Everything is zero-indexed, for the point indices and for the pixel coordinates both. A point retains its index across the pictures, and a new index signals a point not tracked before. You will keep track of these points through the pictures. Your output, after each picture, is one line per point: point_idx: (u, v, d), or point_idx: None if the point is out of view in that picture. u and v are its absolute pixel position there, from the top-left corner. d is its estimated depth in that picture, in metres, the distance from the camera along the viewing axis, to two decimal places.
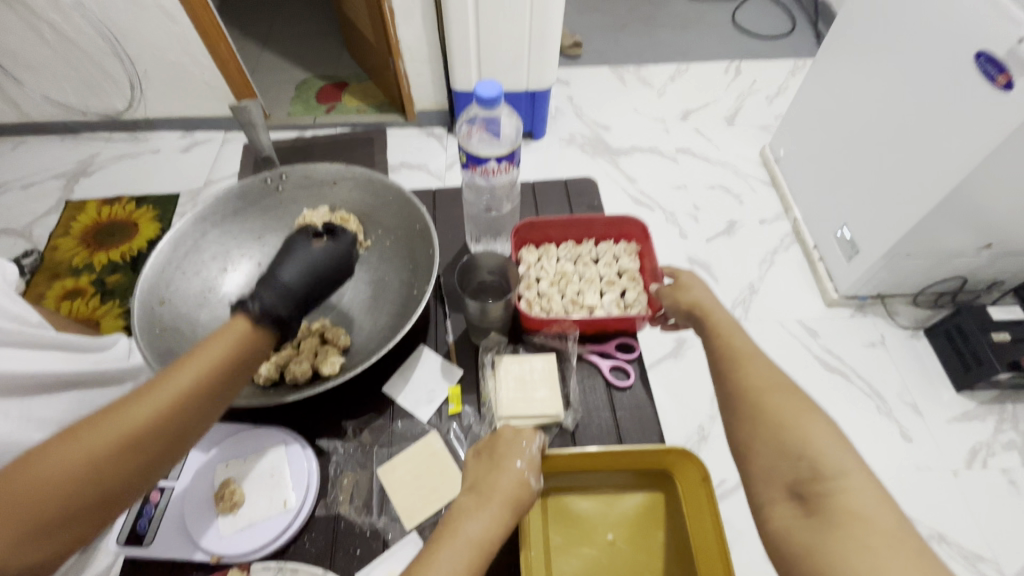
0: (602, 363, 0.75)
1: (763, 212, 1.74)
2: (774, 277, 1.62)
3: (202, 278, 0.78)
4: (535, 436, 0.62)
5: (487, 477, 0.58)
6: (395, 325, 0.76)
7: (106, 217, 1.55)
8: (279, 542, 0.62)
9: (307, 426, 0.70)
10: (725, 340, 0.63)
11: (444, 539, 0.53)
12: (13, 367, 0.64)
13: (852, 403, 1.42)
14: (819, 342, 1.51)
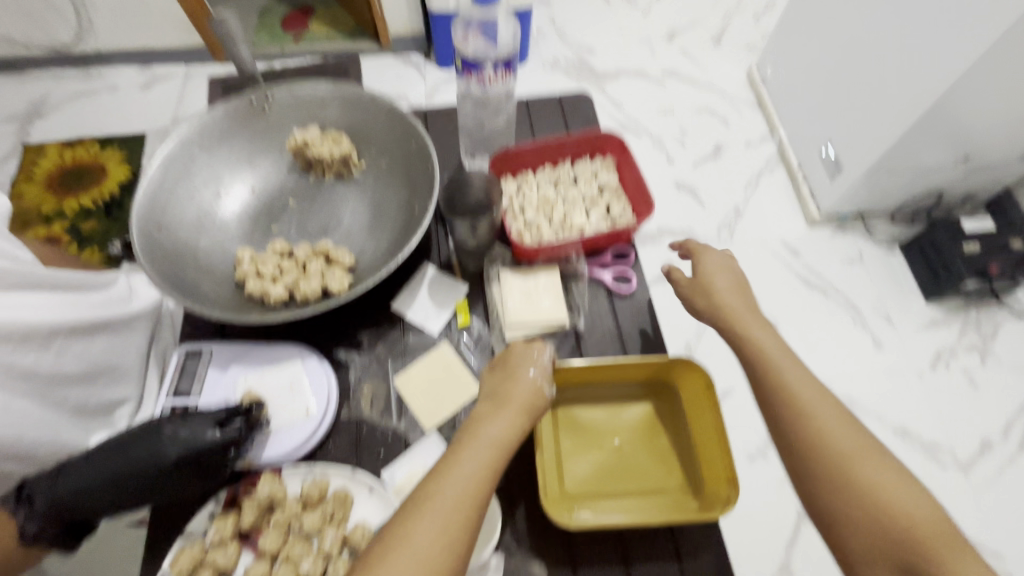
0: (605, 273, 0.77)
1: (750, 133, 1.73)
2: (759, 200, 1.64)
3: (196, 203, 0.77)
4: (544, 347, 0.65)
5: (501, 386, 0.62)
6: (398, 243, 0.77)
7: (71, 160, 1.48)
8: (307, 447, 0.65)
9: (321, 342, 0.72)
10: (763, 351, 0.64)
11: (467, 440, 0.57)
12: None
13: (830, 316, 1.49)
14: (802, 262, 1.56)
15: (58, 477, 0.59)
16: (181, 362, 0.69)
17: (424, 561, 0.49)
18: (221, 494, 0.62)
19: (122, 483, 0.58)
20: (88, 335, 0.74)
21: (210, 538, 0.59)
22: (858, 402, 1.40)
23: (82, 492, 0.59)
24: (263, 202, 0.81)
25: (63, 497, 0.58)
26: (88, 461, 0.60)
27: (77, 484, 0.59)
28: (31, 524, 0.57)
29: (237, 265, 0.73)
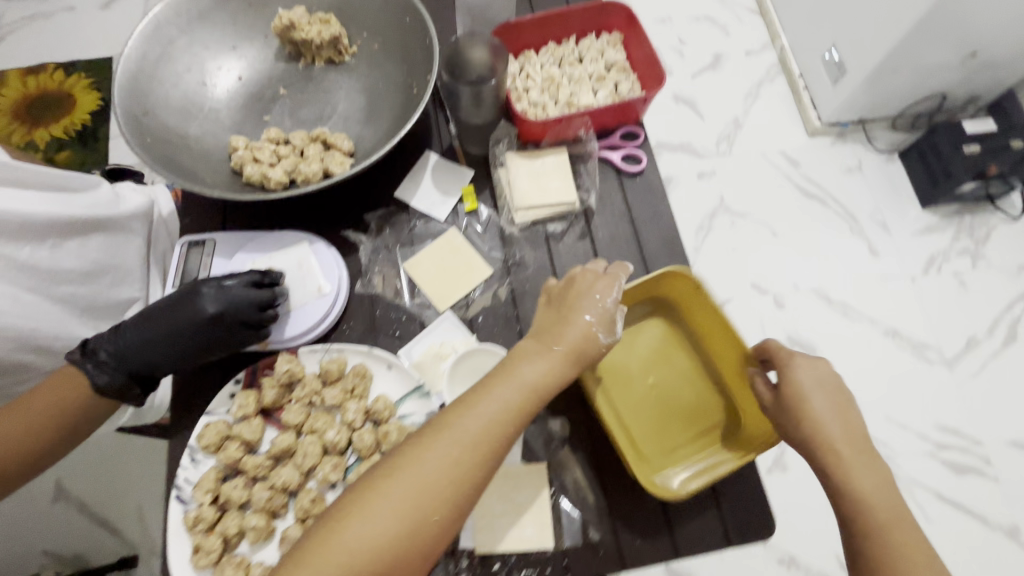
0: (614, 153, 0.75)
1: (749, 43, 1.63)
2: (759, 111, 1.56)
3: (181, 90, 0.72)
4: (613, 287, 0.60)
5: (557, 323, 0.58)
6: (399, 127, 0.73)
7: (35, 87, 1.40)
8: (322, 329, 0.65)
9: (326, 230, 0.70)
10: (866, 508, 0.53)
11: (503, 378, 0.54)
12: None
13: (825, 225, 1.45)
14: (800, 172, 1.50)
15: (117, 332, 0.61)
16: (185, 254, 0.68)
17: (426, 485, 0.49)
18: (239, 376, 0.62)
19: (177, 337, 0.60)
20: (77, 233, 0.70)
21: (234, 414, 0.60)
22: (851, 309, 1.38)
23: (141, 344, 0.60)
24: (252, 90, 0.76)
25: (129, 349, 0.60)
26: (148, 319, 0.61)
27: (140, 337, 0.60)
28: (100, 375, 0.60)
29: (231, 154, 0.70)
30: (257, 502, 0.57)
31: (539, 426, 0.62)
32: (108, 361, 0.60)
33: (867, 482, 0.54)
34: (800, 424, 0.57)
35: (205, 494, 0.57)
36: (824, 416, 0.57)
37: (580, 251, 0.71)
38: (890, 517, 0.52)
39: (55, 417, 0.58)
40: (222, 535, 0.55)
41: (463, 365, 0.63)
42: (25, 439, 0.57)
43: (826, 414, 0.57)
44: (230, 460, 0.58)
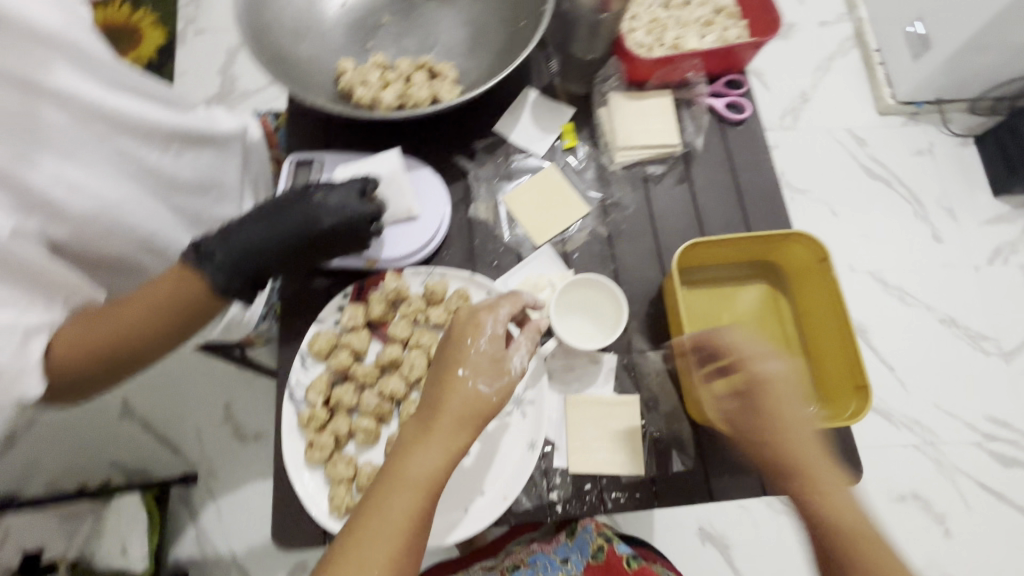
0: (717, 101, 0.74)
1: (823, 13, 1.52)
2: (829, 87, 1.45)
3: (291, 9, 0.73)
4: (485, 327, 0.54)
5: (432, 394, 0.52)
6: (504, 61, 0.73)
7: (108, 22, 1.56)
8: (426, 252, 0.67)
9: (429, 159, 0.71)
10: (841, 523, 0.51)
11: (392, 483, 0.48)
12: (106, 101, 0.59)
13: (889, 210, 1.36)
14: (865, 151, 1.40)
15: (231, 232, 0.55)
16: (293, 172, 0.68)
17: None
18: (346, 291, 0.64)
19: (304, 237, 0.57)
20: (190, 147, 0.71)
21: (343, 324, 0.62)
22: (909, 295, 1.31)
23: (265, 247, 0.55)
24: (356, 16, 0.76)
25: (246, 251, 0.55)
26: (264, 223, 0.56)
27: (259, 238, 0.55)
28: (217, 276, 0.53)
29: (339, 77, 0.71)
30: (366, 407, 0.59)
31: (636, 358, 0.64)
32: (225, 262, 0.53)
33: (837, 494, 0.52)
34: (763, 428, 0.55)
35: (318, 395, 0.59)
36: (793, 420, 0.55)
37: (677, 195, 0.71)
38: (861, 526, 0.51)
39: (167, 312, 0.52)
40: (333, 435, 0.58)
41: (568, 296, 0.63)
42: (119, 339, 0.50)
43: (796, 420, 0.55)
44: (341, 366, 0.61)
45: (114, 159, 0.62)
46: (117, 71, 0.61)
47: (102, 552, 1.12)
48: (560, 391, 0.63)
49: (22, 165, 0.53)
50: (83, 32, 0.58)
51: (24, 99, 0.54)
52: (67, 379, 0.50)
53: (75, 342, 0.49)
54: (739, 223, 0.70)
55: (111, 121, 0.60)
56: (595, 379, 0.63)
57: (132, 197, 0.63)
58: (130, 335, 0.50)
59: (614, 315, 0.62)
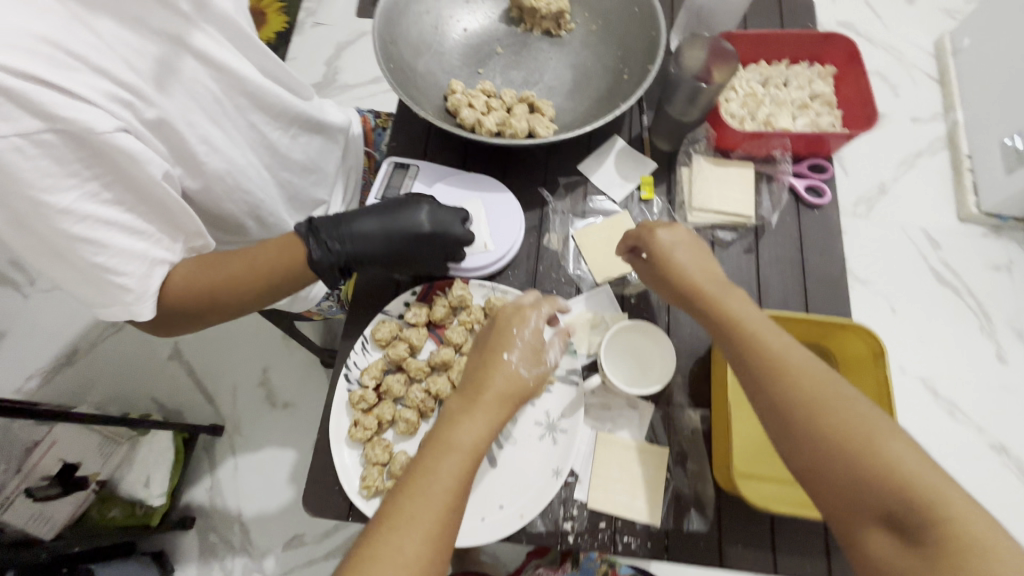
0: (799, 182, 0.76)
1: (918, 109, 1.50)
2: (912, 181, 1.43)
3: (419, 28, 0.80)
4: (530, 319, 0.59)
5: (475, 376, 0.56)
6: (602, 108, 0.77)
7: None
8: (493, 269, 0.71)
9: (512, 183, 0.76)
10: (761, 351, 0.52)
11: (440, 448, 0.50)
12: (253, 78, 0.66)
13: (953, 320, 1.32)
14: (940, 256, 1.36)
15: (341, 221, 0.67)
16: (389, 173, 0.76)
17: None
18: (415, 288, 0.69)
19: (396, 239, 0.66)
20: (302, 130, 0.78)
21: (406, 318, 0.67)
22: (960, 411, 1.25)
23: (364, 237, 0.66)
24: (475, 43, 0.83)
25: (348, 238, 0.66)
26: (367, 218, 0.67)
27: (362, 229, 0.66)
28: (317, 250, 0.64)
29: (448, 95, 0.77)
30: (411, 400, 0.64)
31: (674, 412, 0.65)
32: (330, 243, 0.65)
33: (760, 324, 0.54)
34: (672, 275, 0.61)
35: (370, 379, 0.64)
36: (694, 267, 0.60)
37: (743, 263, 0.73)
38: (788, 355, 0.51)
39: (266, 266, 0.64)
40: (377, 419, 0.63)
41: (617, 338, 0.66)
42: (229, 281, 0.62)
43: (693, 264, 0.60)
44: (397, 357, 0.65)
45: (247, 129, 0.69)
46: (261, 51, 0.68)
47: (128, 481, 1.25)
48: (593, 426, 0.65)
49: (180, 120, 0.60)
50: (243, 15, 0.66)
51: (182, 57, 0.60)
52: (177, 307, 0.61)
53: (193, 278, 0.61)
54: (800, 304, 0.71)
55: (252, 96, 0.67)
56: (629, 424, 0.65)
57: (253, 165, 0.70)
58: (234, 280, 0.62)
59: (657, 374, 0.64)
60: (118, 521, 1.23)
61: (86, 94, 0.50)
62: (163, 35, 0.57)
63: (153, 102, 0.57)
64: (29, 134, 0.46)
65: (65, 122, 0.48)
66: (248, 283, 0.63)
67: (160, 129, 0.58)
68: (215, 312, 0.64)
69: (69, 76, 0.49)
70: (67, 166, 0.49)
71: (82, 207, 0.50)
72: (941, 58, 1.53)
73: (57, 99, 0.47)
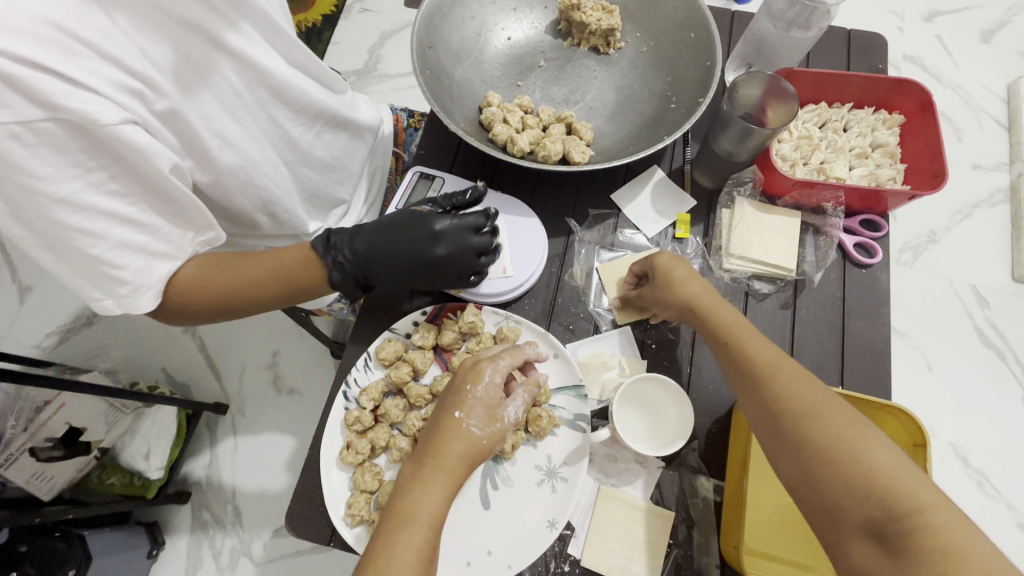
0: (849, 238, 0.70)
1: (980, 155, 1.34)
2: (966, 232, 1.26)
3: (461, 34, 0.77)
4: (484, 375, 0.56)
5: (431, 437, 0.53)
6: (643, 136, 0.73)
7: None
8: (509, 297, 0.67)
9: (539, 207, 0.73)
10: (750, 365, 0.53)
11: (400, 518, 0.48)
12: (274, 72, 0.63)
13: (995, 388, 1.14)
14: (985, 314, 1.18)
15: (361, 236, 0.63)
16: (414, 182, 0.73)
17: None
18: (425, 308, 0.66)
19: (411, 266, 0.62)
20: (328, 127, 0.75)
21: (413, 339, 0.64)
22: (990, 485, 1.11)
23: (378, 256, 0.62)
24: (518, 54, 0.79)
25: (362, 259, 0.62)
26: (383, 234, 0.63)
27: (378, 247, 0.63)
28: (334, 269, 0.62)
29: (484, 107, 0.74)
30: (408, 427, 0.61)
31: (685, 474, 0.61)
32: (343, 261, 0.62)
33: (749, 337, 0.55)
34: (672, 287, 0.60)
35: (368, 400, 0.61)
36: (692, 283, 0.60)
37: (777, 319, 0.68)
38: (775, 367, 0.52)
39: (272, 277, 0.61)
40: (371, 443, 0.60)
41: (630, 389, 0.62)
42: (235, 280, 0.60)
43: (689, 279, 0.60)
44: (399, 380, 0.62)
45: (268, 124, 0.67)
46: (291, 44, 0.66)
47: (128, 453, 1.25)
48: (596, 477, 0.61)
49: (193, 113, 0.58)
50: (276, 9, 0.65)
51: (208, 49, 0.58)
52: (176, 308, 0.59)
53: (196, 280, 0.59)
54: (834, 370, 0.66)
55: (272, 92, 0.65)
56: (634, 480, 0.61)
57: (270, 161, 0.68)
58: (237, 288, 0.60)
59: (674, 430, 0.60)
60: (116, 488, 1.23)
61: (93, 83, 0.48)
62: (189, 25, 0.55)
63: (166, 93, 0.55)
64: (27, 122, 0.45)
65: (66, 111, 0.46)
66: (251, 287, 0.61)
67: (170, 121, 0.56)
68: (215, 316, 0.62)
69: (75, 63, 0.47)
70: (69, 156, 0.47)
71: (82, 198, 0.48)
72: (1010, 103, 1.38)
73: (57, 87, 0.46)
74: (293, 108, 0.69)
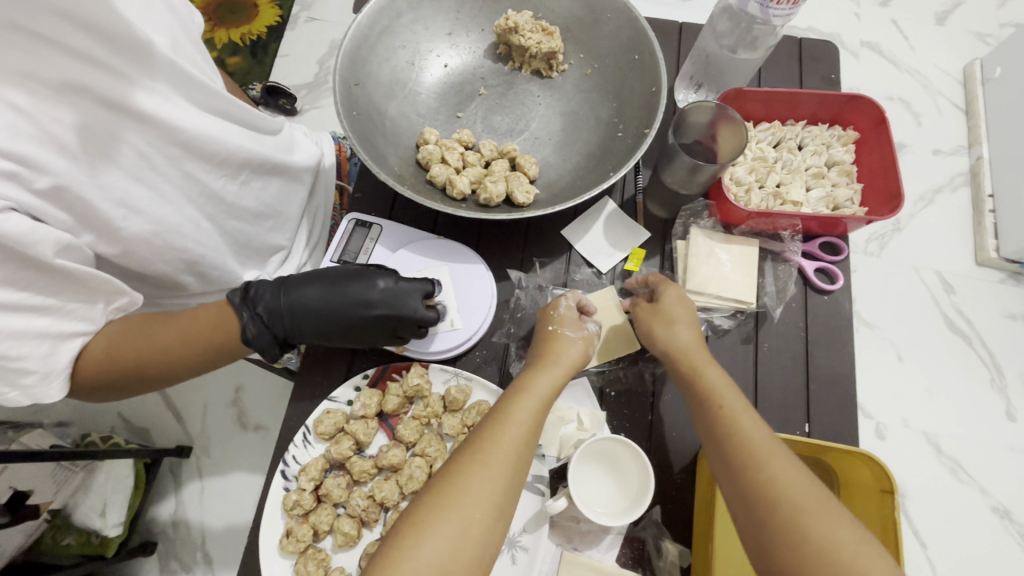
0: (810, 264, 0.68)
1: (941, 139, 1.07)
2: (932, 221, 1.00)
3: (392, 65, 0.71)
4: (559, 299, 0.62)
5: (541, 346, 0.58)
6: (590, 167, 0.68)
7: None
8: (455, 353, 0.63)
9: (486, 250, 0.69)
10: (738, 438, 0.49)
11: (516, 395, 0.52)
12: (179, 127, 0.55)
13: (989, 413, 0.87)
14: (952, 301, 0.93)
15: (292, 288, 0.58)
16: (349, 231, 0.68)
17: (440, 563, 0.41)
18: (367, 371, 0.61)
19: (345, 321, 0.58)
20: (264, 174, 0.66)
21: (355, 409, 0.59)
22: (965, 470, 0.86)
23: (302, 306, 0.57)
24: (455, 82, 0.74)
25: (283, 307, 0.57)
26: (316, 287, 0.58)
27: (308, 297, 0.58)
28: (252, 324, 0.55)
29: (421, 145, 0.69)
30: (353, 508, 0.57)
31: (652, 530, 0.58)
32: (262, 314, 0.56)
33: (738, 405, 0.51)
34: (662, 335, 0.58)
35: (308, 481, 0.57)
36: (684, 330, 0.58)
37: (739, 355, 0.65)
38: (766, 447, 0.47)
39: (198, 332, 0.54)
40: (312, 527, 0.56)
41: (590, 448, 0.57)
42: (160, 347, 0.52)
43: (686, 323, 0.59)
44: (341, 456, 0.58)
45: (181, 181, 0.58)
46: (219, 98, 0.58)
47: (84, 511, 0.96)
48: (558, 541, 0.59)
49: (88, 184, 0.50)
50: (185, 53, 0.56)
51: (96, 111, 0.50)
52: (95, 384, 0.51)
53: (116, 345, 0.51)
54: (800, 408, 0.63)
55: (182, 148, 0.56)
56: (597, 542, 0.58)
57: (191, 220, 0.60)
58: (160, 352, 0.52)
59: (635, 490, 0.56)
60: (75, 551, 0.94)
61: None
62: (73, 88, 0.48)
63: (48, 169, 0.47)
64: None
65: None
66: (176, 352, 0.53)
67: (66, 197, 0.49)
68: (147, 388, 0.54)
69: None
70: None
71: None
72: (966, 88, 1.10)
73: None
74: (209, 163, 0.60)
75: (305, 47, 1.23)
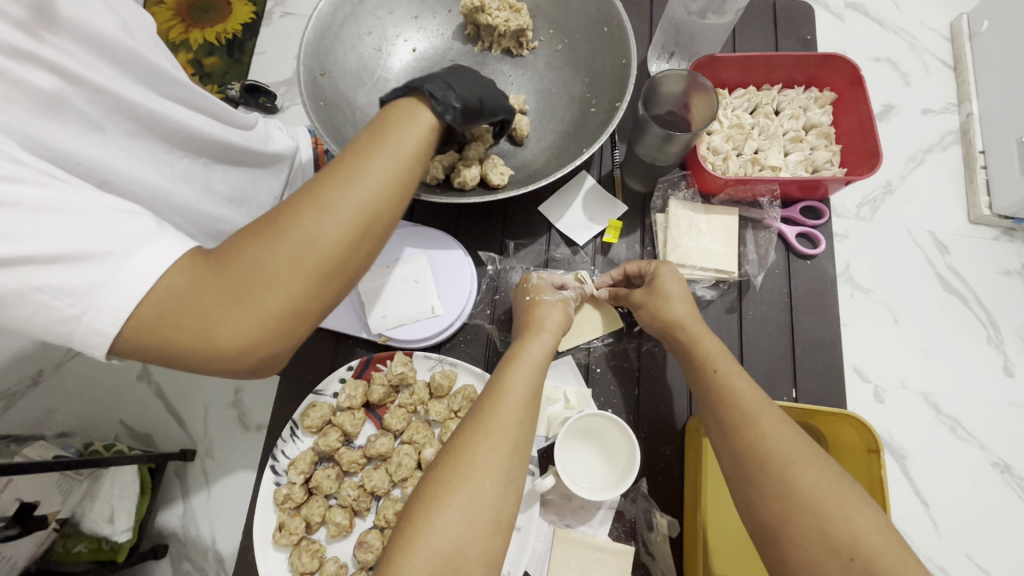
0: (790, 230, 0.67)
1: (929, 97, 1.05)
2: (922, 181, 0.99)
3: (358, 53, 0.70)
4: (530, 275, 0.62)
5: (524, 316, 0.59)
6: (565, 145, 0.68)
7: None
8: (438, 340, 0.63)
9: (465, 235, 0.69)
10: (729, 399, 0.49)
11: (506, 366, 0.51)
12: (145, 103, 0.49)
13: (987, 370, 0.87)
14: (946, 260, 0.93)
15: (436, 76, 0.54)
16: None
17: (453, 535, 0.40)
18: (351, 363, 0.61)
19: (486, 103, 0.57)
20: (234, 164, 0.62)
21: (340, 401, 0.59)
22: (963, 428, 0.85)
23: (462, 88, 0.54)
24: (424, 66, 0.73)
25: (452, 91, 0.52)
26: (453, 73, 0.56)
27: (463, 82, 0.55)
28: (435, 89, 0.51)
29: None
30: (344, 498, 0.58)
31: (641, 504, 0.59)
32: (453, 101, 0.51)
33: (731, 368, 0.51)
34: (658, 302, 0.58)
35: (298, 474, 0.58)
36: (679, 305, 0.57)
37: (724, 325, 0.65)
38: (756, 405, 0.47)
39: (394, 186, 0.44)
40: (305, 520, 0.57)
41: (576, 424, 0.58)
42: (360, 208, 0.42)
43: (681, 297, 0.58)
44: (329, 448, 0.58)
45: (151, 159, 0.52)
46: (189, 90, 0.55)
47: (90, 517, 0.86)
48: (551, 521, 0.59)
49: (57, 159, 0.44)
50: (142, 35, 0.51)
51: (60, 86, 0.43)
52: (239, 266, 0.39)
53: (280, 211, 0.42)
54: (786, 374, 0.63)
55: (153, 130, 0.51)
56: (589, 517, 0.59)
57: (177, 197, 0.55)
58: (369, 208, 0.43)
59: (622, 464, 0.56)
60: (86, 557, 0.86)
61: None
62: (36, 62, 0.41)
63: None
64: None
65: None
66: (380, 210, 0.43)
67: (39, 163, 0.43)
68: (312, 275, 0.41)
69: None
70: None
71: None
72: (954, 44, 1.08)
73: None
74: (182, 149, 0.55)
75: (281, 42, 1.21)
